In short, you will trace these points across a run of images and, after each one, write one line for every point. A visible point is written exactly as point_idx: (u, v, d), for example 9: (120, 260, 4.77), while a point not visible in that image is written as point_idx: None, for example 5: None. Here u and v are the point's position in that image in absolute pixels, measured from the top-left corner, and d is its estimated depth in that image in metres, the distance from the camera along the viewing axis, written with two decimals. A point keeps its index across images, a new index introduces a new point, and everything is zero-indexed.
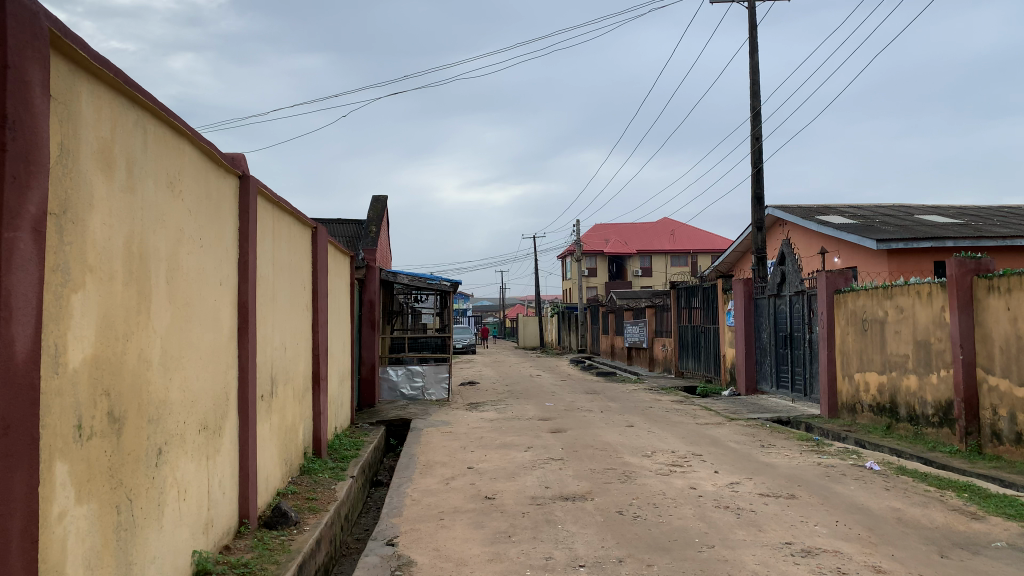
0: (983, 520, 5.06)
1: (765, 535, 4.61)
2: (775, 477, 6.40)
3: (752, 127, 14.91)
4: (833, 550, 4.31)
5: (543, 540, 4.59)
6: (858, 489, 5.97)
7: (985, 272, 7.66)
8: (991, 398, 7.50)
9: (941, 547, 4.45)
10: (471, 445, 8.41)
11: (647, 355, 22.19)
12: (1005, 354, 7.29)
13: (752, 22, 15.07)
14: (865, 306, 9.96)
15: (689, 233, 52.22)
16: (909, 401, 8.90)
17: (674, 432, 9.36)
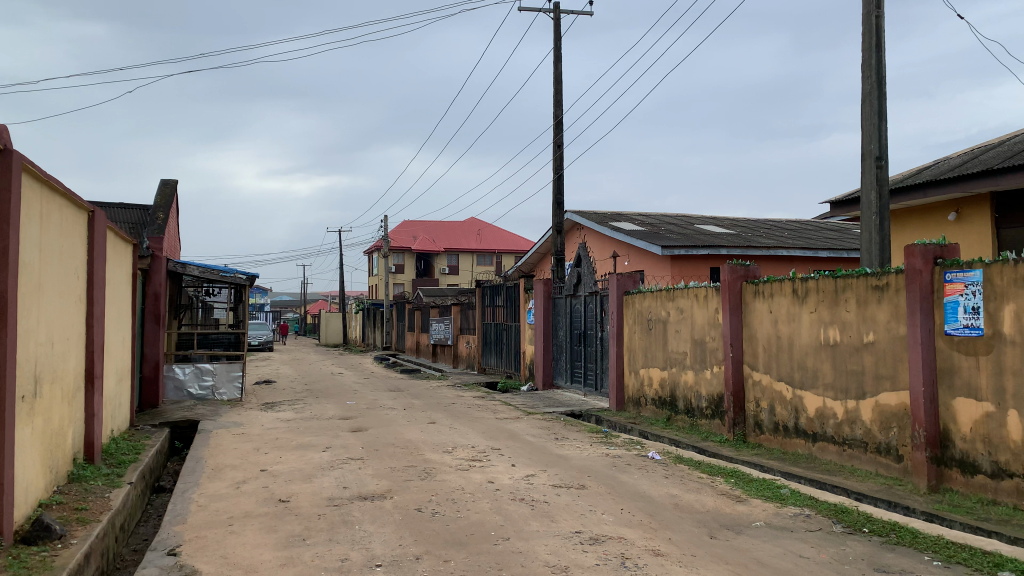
0: (746, 502, 5.62)
1: (557, 525, 4.80)
2: (567, 468, 6.70)
3: (554, 133, 15.52)
4: (618, 536, 4.58)
5: (339, 542, 4.49)
6: (641, 477, 6.40)
7: (752, 278, 8.49)
8: (755, 392, 8.35)
9: (711, 528, 4.87)
10: (265, 446, 8.05)
11: (451, 353, 22.44)
12: (766, 352, 8.14)
13: (556, 34, 15.71)
14: (650, 307, 10.70)
15: (495, 233, 53.43)
16: (686, 395, 9.69)
17: (474, 427, 9.52)
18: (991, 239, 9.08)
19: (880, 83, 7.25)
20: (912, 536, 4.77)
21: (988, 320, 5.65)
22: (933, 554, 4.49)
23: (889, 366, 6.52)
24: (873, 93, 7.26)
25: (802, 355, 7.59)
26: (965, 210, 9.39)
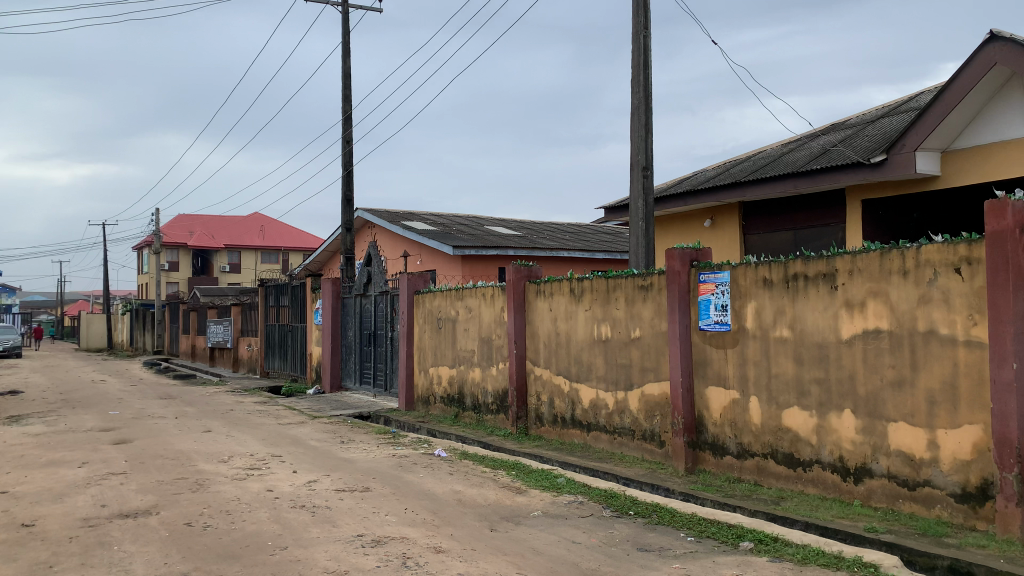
0: (525, 494, 5.84)
1: (339, 530, 4.70)
2: (352, 471, 6.59)
3: (343, 129, 15.21)
4: (400, 536, 4.58)
5: (94, 566, 4.09)
6: (426, 475, 6.44)
7: (535, 278, 8.84)
8: (536, 387, 8.71)
9: (491, 522, 5.01)
10: (7, 466, 7.14)
11: (232, 356, 21.26)
12: (547, 349, 8.52)
13: (345, 28, 15.40)
14: (439, 306, 10.80)
15: (281, 230, 51.35)
16: (473, 392, 9.90)
17: (255, 434, 9.08)
18: (740, 243, 10.14)
19: (647, 99, 7.84)
20: (670, 515, 5.21)
21: (734, 317, 6.32)
22: (687, 530, 4.94)
23: (653, 359, 7.07)
24: (641, 107, 7.83)
25: (578, 350, 8.03)
26: (719, 218, 10.40)
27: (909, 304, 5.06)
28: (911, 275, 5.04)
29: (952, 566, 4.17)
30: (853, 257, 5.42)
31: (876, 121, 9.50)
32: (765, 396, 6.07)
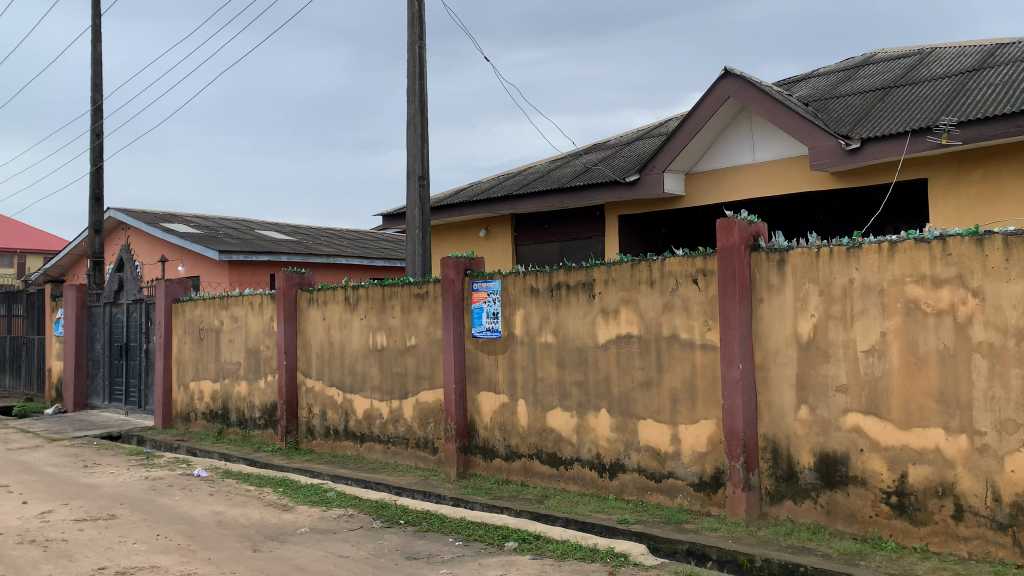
0: (292, 510, 5.63)
1: (76, 565, 4.24)
2: (95, 499, 5.97)
3: (92, 121, 13.81)
4: (150, 566, 4.22)
5: None
6: (183, 498, 5.99)
7: (307, 286, 8.56)
8: (308, 398, 8.45)
9: (254, 542, 4.77)
10: None
11: None
12: (319, 359, 8.28)
13: (95, 10, 14.02)
14: (202, 316, 10.12)
15: (16, 230, 45.54)
16: (239, 406, 9.39)
17: None
18: (511, 253, 10.53)
19: (422, 109, 7.91)
20: (439, 521, 5.27)
21: (504, 324, 6.54)
22: (456, 535, 5.03)
23: (427, 367, 7.12)
24: (416, 117, 7.88)
25: (352, 360, 7.90)
26: (492, 228, 10.72)
27: (655, 311, 5.54)
28: (658, 285, 5.52)
29: (689, 549, 4.62)
30: (609, 268, 5.83)
31: (632, 143, 10.32)
32: (531, 400, 6.34)
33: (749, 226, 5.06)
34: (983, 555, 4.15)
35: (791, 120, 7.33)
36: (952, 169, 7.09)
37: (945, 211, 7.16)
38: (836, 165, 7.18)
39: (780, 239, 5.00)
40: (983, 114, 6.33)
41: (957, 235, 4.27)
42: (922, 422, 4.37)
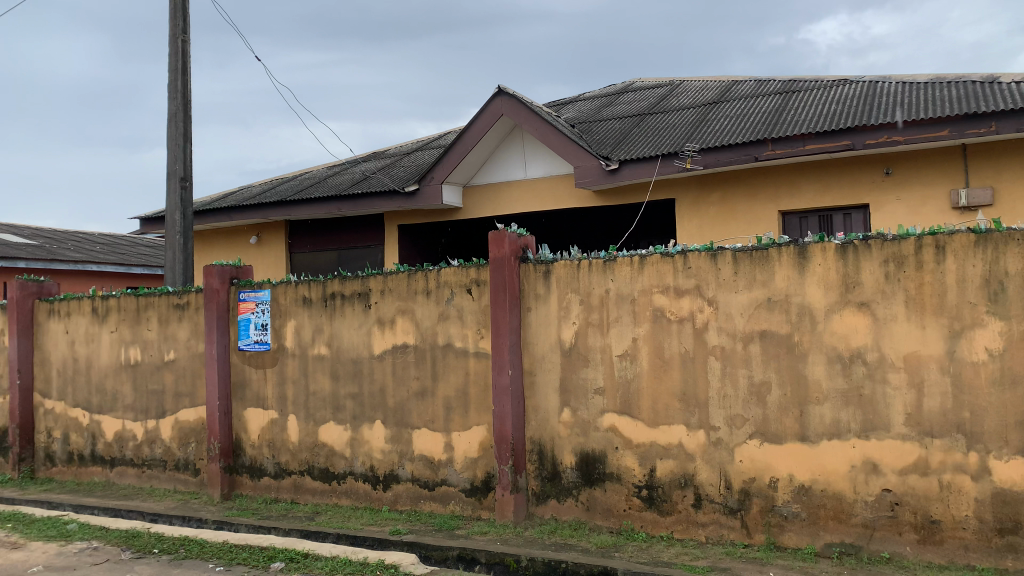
0: (23, 549, 5.01)
1: None
2: None
3: None
4: None
5: None
6: None
7: (47, 296, 7.68)
8: (47, 422, 7.57)
9: None
10: None
11: None
12: (61, 377, 7.46)
13: None
14: None
15: None
16: None
17: None
18: (285, 262, 10.16)
19: (186, 106, 7.42)
20: (199, 547, 4.95)
21: (274, 336, 6.29)
22: (216, 560, 4.74)
23: (188, 383, 6.65)
24: (178, 115, 7.38)
25: (100, 378, 7.19)
26: (265, 235, 10.28)
27: (430, 321, 5.59)
28: (432, 294, 5.58)
29: (459, 555, 4.70)
30: (384, 278, 5.80)
31: (410, 154, 10.39)
32: (303, 414, 6.14)
33: (518, 238, 5.27)
34: (716, 539, 4.63)
35: (557, 138, 7.76)
36: (694, 191, 7.88)
37: (689, 228, 7.95)
38: (597, 183, 7.70)
39: (546, 251, 5.26)
40: (719, 143, 7.10)
41: (696, 250, 4.73)
42: (668, 419, 4.78)
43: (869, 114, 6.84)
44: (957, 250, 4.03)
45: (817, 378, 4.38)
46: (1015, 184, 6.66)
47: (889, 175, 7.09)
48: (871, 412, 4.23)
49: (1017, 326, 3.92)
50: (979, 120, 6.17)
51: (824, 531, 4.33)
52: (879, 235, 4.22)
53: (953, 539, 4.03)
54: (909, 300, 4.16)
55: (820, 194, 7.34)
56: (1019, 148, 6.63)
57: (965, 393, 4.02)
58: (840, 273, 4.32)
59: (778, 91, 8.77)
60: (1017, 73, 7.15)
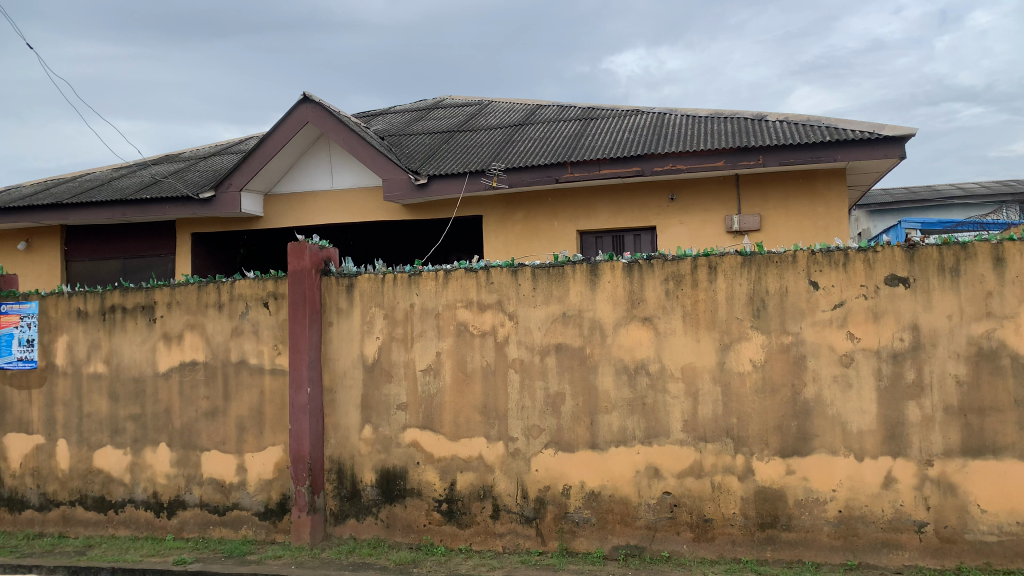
0: None
1: None
2: None
3: None
4: None
5: None
6: None
7: None
8: None
9: None
10: None
11: None
12: None
13: None
14: None
15: None
16: None
17: None
18: (59, 271, 9.23)
19: None
20: None
21: (42, 353, 5.69)
22: None
23: None
24: None
25: None
26: (36, 240, 9.29)
27: (223, 336, 5.30)
28: (225, 308, 5.30)
29: None
30: (172, 289, 5.43)
31: (207, 159, 9.85)
32: (75, 438, 5.60)
33: (321, 250, 5.15)
34: (513, 548, 4.74)
35: (364, 150, 7.66)
36: (500, 209, 8.09)
37: (494, 245, 8.15)
38: (405, 198, 7.68)
39: (348, 264, 5.17)
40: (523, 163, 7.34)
41: (497, 266, 4.85)
42: (468, 432, 4.85)
43: (656, 143, 7.38)
44: (726, 270, 4.44)
45: (606, 389, 4.62)
46: (777, 213, 7.45)
47: (674, 201, 7.68)
48: (654, 420, 4.53)
49: (775, 339, 4.37)
50: (749, 153, 6.84)
51: (612, 535, 4.57)
52: (662, 256, 4.55)
53: (723, 535, 4.40)
54: (687, 315, 4.50)
55: (614, 216, 7.80)
56: (781, 180, 7.43)
57: (733, 400, 4.42)
58: (628, 290, 4.60)
59: (577, 117, 9.24)
60: (780, 113, 8.01)
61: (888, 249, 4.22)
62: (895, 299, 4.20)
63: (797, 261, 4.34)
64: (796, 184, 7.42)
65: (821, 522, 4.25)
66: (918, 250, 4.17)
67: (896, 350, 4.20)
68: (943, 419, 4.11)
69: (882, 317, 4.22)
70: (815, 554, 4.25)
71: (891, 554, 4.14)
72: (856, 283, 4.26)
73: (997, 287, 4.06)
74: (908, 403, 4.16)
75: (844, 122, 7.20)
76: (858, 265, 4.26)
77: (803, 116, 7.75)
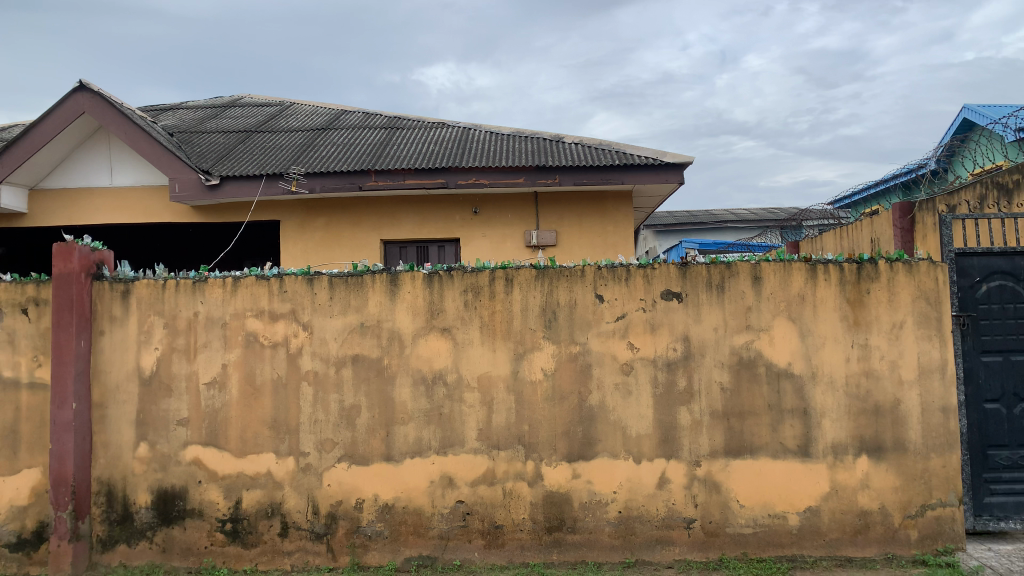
0: None
1: None
2: None
3: None
4: None
5: None
6: None
7: None
8: None
9: None
10: None
11: None
12: None
13: None
14: None
15: None
16: None
17: None
18: None
19: None
20: None
21: None
22: None
23: None
24: None
25: None
26: None
27: None
28: None
29: None
30: None
31: None
32: None
33: (93, 253, 4.72)
34: (302, 566, 4.57)
35: (150, 146, 7.11)
36: (299, 215, 7.83)
37: (293, 252, 7.87)
38: (195, 199, 7.22)
39: (125, 268, 4.78)
40: (324, 168, 7.16)
41: (292, 274, 4.69)
42: (257, 447, 4.63)
43: (460, 157, 7.49)
44: (521, 283, 4.58)
45: (402, 400, 4.60)
46: (572, 230, 7.82)
47: (477, 214, 7.82)
48: (449, 430, 4.57)
49: (564, 349, 4.56)
50: (547, 172, 7.13)
51: (404, 546, 4.54)
52: (460, 267, 4.61)
53: (513, 540, 4.51)
54: (482, 326, 4.59)
55: (416, 227, 7.81)
56: (576, 199, 7.82)
57: (525, 408, 4.56)
58: (426, 300, 4.62)
59: (382, 126, 9.18)
60: (576, 135, 8.44)
61: (665, 266, 4.56)
62: (671, 313, 4.54)
63: (585, 275, 4.57)
64: (589, 203, 7.83)
65: (603, 523, 4.48)
66: (690, 268, 4.55)
67: (671, 359, 4.53)
68: (709, 423, 4.49)
69: (659, 329, 4.54)
70: (597, 554, 4.46)
71: (664, 550, 4.44)
72: (637, 297, 4.55)
73: (756, 302, 4.52)
74: (681, 408, 4.51)
75: (633, 148, 7.71)
76: (639, 281, 4.56)
77: (597, 139, 8.21)
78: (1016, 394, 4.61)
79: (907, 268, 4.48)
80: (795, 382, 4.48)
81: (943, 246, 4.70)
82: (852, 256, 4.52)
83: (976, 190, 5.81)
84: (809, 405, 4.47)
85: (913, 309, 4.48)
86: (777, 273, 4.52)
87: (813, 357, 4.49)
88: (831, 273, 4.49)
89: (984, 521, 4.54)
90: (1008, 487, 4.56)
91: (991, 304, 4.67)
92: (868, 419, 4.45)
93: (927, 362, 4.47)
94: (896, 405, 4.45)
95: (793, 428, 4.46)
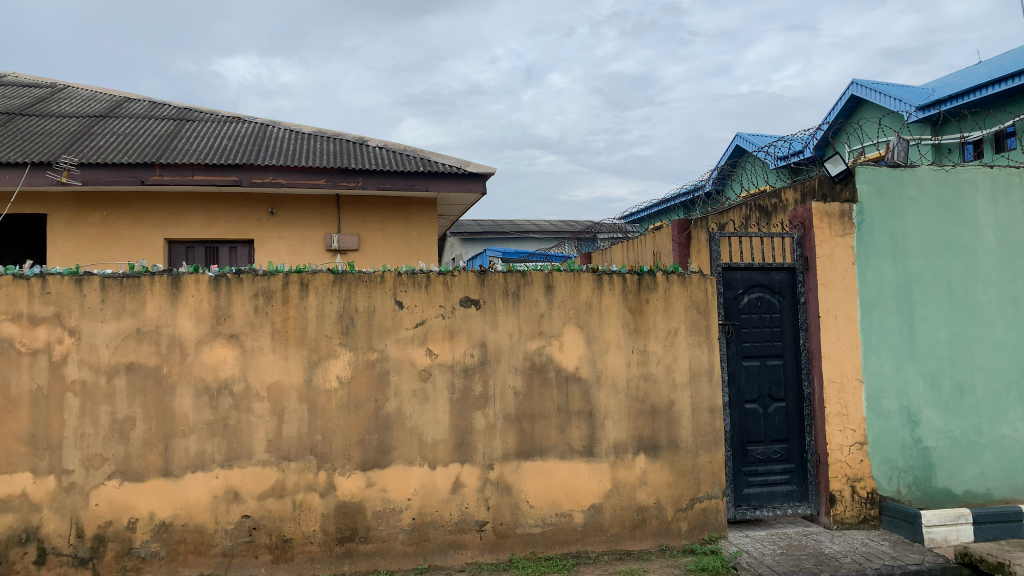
0: None
1: None
2: None
3: None
4: None
5: None
6: None
7: None
8: None
9: None
10: None
11: None
12: None
13: None
14: None
15: None
16: None
17: None
18: None
19: None
20: None
21: None
22: None
23: None
24: None
25: None
26: None
27: None
28: None
29: None
30: None
31: None
32: None
33: None
34: None
35: None
36: (70, 208, 7.15)
37: (61, 249, 7.15)
38: None
39: None
40: (100, 159, 6.55)
41: (56, 274, 4.24)
42: (9, 467, 4.15)
43: (256, 154, 7.17)
44: (317, 288, 4.45)
45: (184, 411, 4.31)
46: (374, 234, 7.74)
47: (273, 215, 7.52)
48: (235, 442, 4.35)
49: (361, 356, 4.49)
50: (349, 174, 7.01)
51: (182, 567, 4.25)
52: (250, 270, 4.40)
53: (302, 553, 4.36)
54: (274, 333, 4.42)
55: (206, 227, 7.38)
56: (379, 204, 7.75)
57: (318, 417, 4.43)
58: (212, 305, 4.37)
59: (171, 116, 8.58)
60: (381, 140, 8.36)
61: (463, 274, 4.63)
62: (468, 319, 4.61)
63: (384, 282, 4.53)
64: (391, 208, 7.79)
65: (396, 531, 4.45)
66: (488, 276, 4.66)
67: (467, 365, 4.61)
68: (502, 427, 4.61)
69: (456, 335, 4.60)
70: (389, 562, 4.42)
71: (456, 554, 4.49)
72: (436, 303, 4.59)
73: (548, 310, 4.71)
74: (475, 413, 4.59)
75: (436, 156, 7.78)
76: (438, 287, 4.60)
77: (401, 144, 8.18)
78: (770, 394, 5.14)
79: (681, 279, 4.87)
80: (581, 386, 4.72)
81: (712, 261, 5.14)
82: (634, 268, 4.85)
83: (742, 211, 6.44)
84: (594, 407, 4.72)
85: (685, 317, 4.88)
86: (567, 283, 4.74)
87: (598, 361, 4.75)
88: (615, 284, 4.78)
89: (743, 510, 5.01)
90: (762, 479, 5.07)
91: (751, 313, 5.17)
92: (646, 419, 4.77)
93: (697, 366, 4.88)
94: (669, 406, 4.81)
95: (579, 429, 4.69)
